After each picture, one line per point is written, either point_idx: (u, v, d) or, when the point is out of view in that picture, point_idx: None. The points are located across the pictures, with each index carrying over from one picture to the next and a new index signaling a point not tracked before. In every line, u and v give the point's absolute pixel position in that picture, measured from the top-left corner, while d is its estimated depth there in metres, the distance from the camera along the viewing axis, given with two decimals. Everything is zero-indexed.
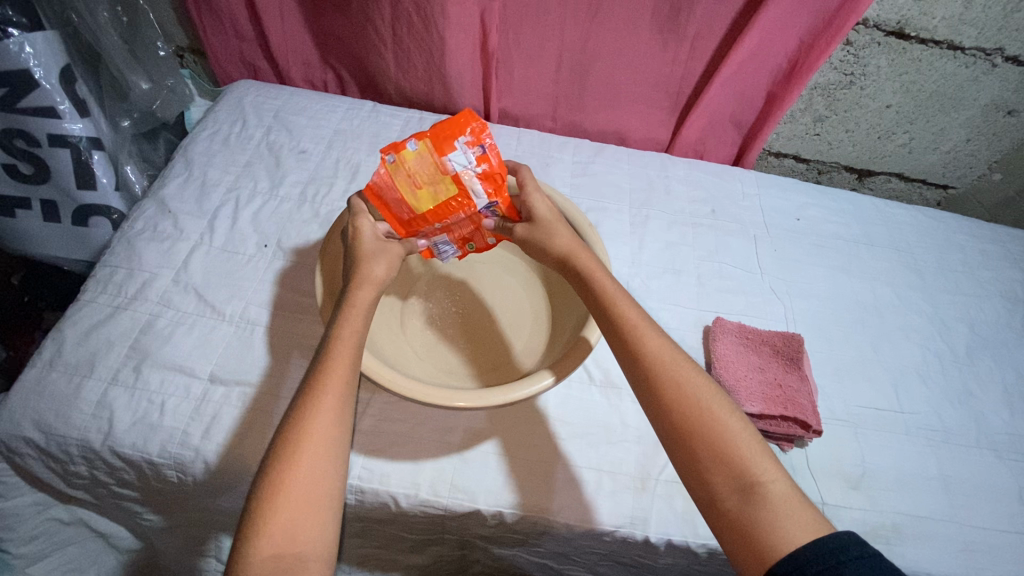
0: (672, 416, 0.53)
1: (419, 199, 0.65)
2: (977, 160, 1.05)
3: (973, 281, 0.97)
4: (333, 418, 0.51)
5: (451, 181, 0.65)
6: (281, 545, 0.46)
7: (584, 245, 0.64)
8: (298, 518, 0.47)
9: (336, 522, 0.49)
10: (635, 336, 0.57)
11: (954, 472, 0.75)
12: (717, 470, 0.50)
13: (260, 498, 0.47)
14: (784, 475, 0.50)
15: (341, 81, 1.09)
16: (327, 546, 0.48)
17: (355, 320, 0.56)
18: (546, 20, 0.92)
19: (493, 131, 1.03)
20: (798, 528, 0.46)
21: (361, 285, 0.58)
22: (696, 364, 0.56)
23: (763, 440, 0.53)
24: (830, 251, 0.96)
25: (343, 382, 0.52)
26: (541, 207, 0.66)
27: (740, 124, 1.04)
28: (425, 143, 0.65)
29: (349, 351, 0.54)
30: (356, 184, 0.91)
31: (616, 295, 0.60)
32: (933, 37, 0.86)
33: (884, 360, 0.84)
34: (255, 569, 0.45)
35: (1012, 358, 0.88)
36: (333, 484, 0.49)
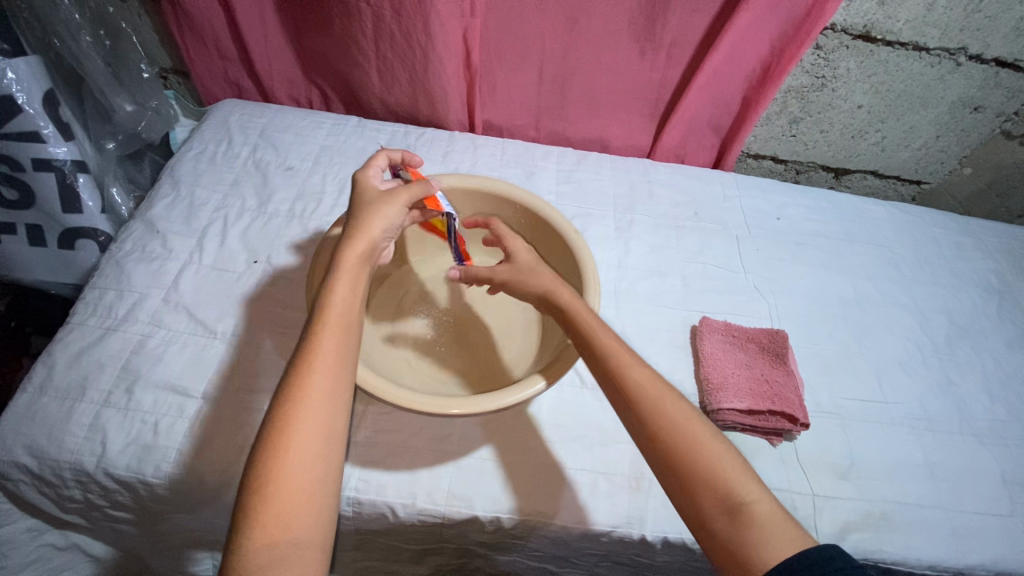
0: (654, 427, 0.54)
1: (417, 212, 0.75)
2: (948, 155, 1.09)
3: (949, 273, 1.00)
4: (326, 393, 0.50)
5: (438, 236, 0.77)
6: (275, 535, 0.45)
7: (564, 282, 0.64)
8: (290, 504, 0.46)
9: (331, 507, 0.49)
10: (610, 358, 0.58)
11: (938, 458, 0.77)
12: (705, 491, 0.51)
13: (249, 487, 0.47)
14: (767, 495, 0.51)
15: (326, 98, 1.10)
16: (323, 530, 0.48)
17: (344, 280, 0.56)
18: (525, 33, 0.94)
19: (478, 141, 1.05)
20: (781, 545, 0.47)
21: (355, 241, 0.58)
22: (678, 391, 0.57)
23: (746, 461, 0.53)
24: (811, 248, 0.99)
25: (333, 348, 0.52)
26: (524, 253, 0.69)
27: (719, 128, 1.07)
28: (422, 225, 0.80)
29: (338, 319, 0.54)
30: (345, 198, 0.92)
31: (593, 322, 0.60)
32: (899, 39, 0.90)
33: (866, 352, 0.87)
34: (248, 558, 0.44)
35: (989, 345, 0.91)
36: (329, 463, 0.49)
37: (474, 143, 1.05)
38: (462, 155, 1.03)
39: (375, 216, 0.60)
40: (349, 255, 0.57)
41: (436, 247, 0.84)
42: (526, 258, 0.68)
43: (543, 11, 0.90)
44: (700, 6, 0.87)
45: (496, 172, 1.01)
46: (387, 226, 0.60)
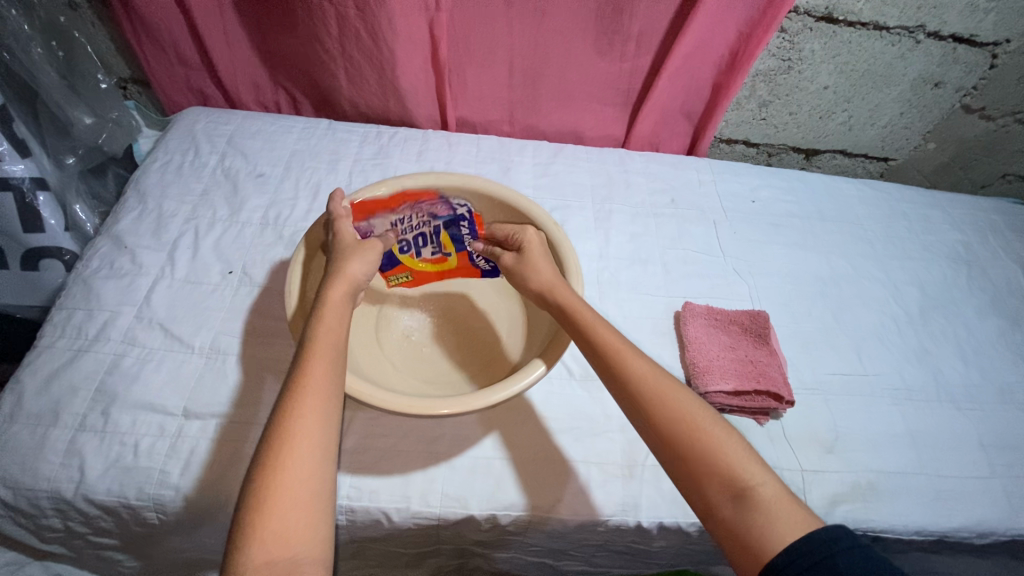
0: (655, 422, 0.55)
1: (405, 259, 0.75)
2: (912, 131, 1.11)
3: (919, 246, 1.03)
4: (320, 413, 0.51)
5: (442, 262, 0.77)
6: (273, 553, 0.44)
7: (563, 280, 0.67)
8: (289, 520, 0.46)
9: (330, 524, 0.48)
10: (611, 355, 0.59)
11: (919, 426, 0.79)
12: (710, 478, 0.51)
13: (246, 506, 0.46)
14: (773, 477, 0.51)
15: (294, 101, 1.08)
16: (323, 546, 0.46)
17: (331, 311, 0.58)
18: (494, 26, 0.94)
19: (452, 139, 1.04)
20: (789, 528, 0.47)
21: (336, 282, 0.61)
22: (678, 382, 0.58)
23: (750, 445, 0.54)
24: (786, 228, 1.01)
25: (325, 372, 0.53)
26: (535, 240, 0.70)
27: (691, 114, 1.09)
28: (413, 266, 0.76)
29: (327, 345, 0.55)
30: (319, 203, 0.90)
31: (594, 322, 0.61)
32: (860, 20, 0.91)
33: (844, 328, 0.88)
34: None
35: (959, 313, 0.94)
36: (324, 481, 0.49)
37: (447, 140, 1.04)
38: (437, 152, 1.02)
39: (353, 258, 0.63)
40: (332, 292, 0.59)
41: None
42: (535, 246, 0.69)
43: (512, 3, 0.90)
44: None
45: (472, 169, 1.00)
46: (366, 267, 0.63)
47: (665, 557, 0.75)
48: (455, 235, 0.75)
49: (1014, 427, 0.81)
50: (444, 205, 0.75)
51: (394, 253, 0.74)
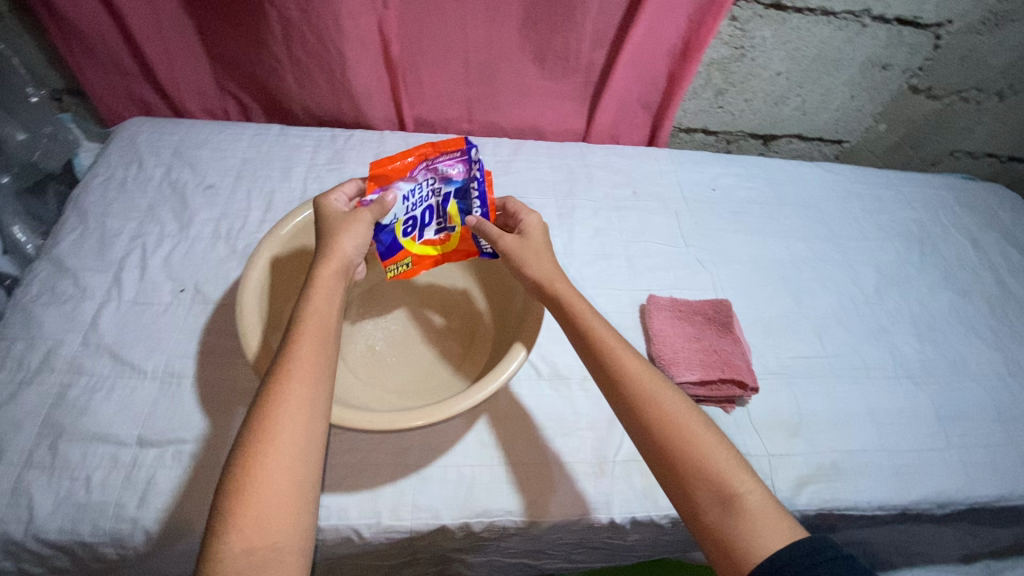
0: (649, 418, 0.54)
1: (407, 242, 0.71)
2: (864, 114, 1.13)
3: (874, 226, 1.05)
4: (305, 398, 0.49)
5: (447, 239, 0.74)
6: (252, 542, 0.43)
7: (562, 274, 0.66)
8: (270, 508, 0.45)
9: (312, 514, 0.47)
10: (606, 352, 0.58)
11: (878, 403, 0.81)
12: (699, 485, 0.51)
13: (227, 492, 0.45)
14: (759, 485, 0.52)
15: (243, 107, 1.04)
16: (304, 536, 0.45)
17: (320, 293, 0.56)
18: (447, 21, 0.92)
19: (409, 139, 1.02)
20: (773, 536, 0.48)
21: (329, 261, 0.60)
22: (672, 384, 0.58)
23: (739, 451, 0.54)
24: (746, 216, 1.02)
25: (313, 357, 0.52)
26: (535, 230, 0.70)
27: (648, 104, 1.09)
28: (413, 249, 0.72)
29: (315, 330, 0.54)
30: (273, 213, 0.87)
31: (590, 317, 0.61)
32: (808, 6, 0.92)
33: (805, 311, 0.90)
34: (224, 566, 0.42)
35: (913, 290, 0.96)
36: (308, 469, 0.47)
37: (405, 141, 1.02)
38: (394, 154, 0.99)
39: (343, 236, 0.62)
40: (324, 270, 0.58)
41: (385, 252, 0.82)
42: (538, 238, 0.69)
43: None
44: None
45: None
46: (359, 244, 0.62)
47: (641, 549, 0.76)
48: (465, 206, 0.72)
49: (967, 398, 0.84)
50: (460, 166, 0.71)
51: (397, 234, 0.71)
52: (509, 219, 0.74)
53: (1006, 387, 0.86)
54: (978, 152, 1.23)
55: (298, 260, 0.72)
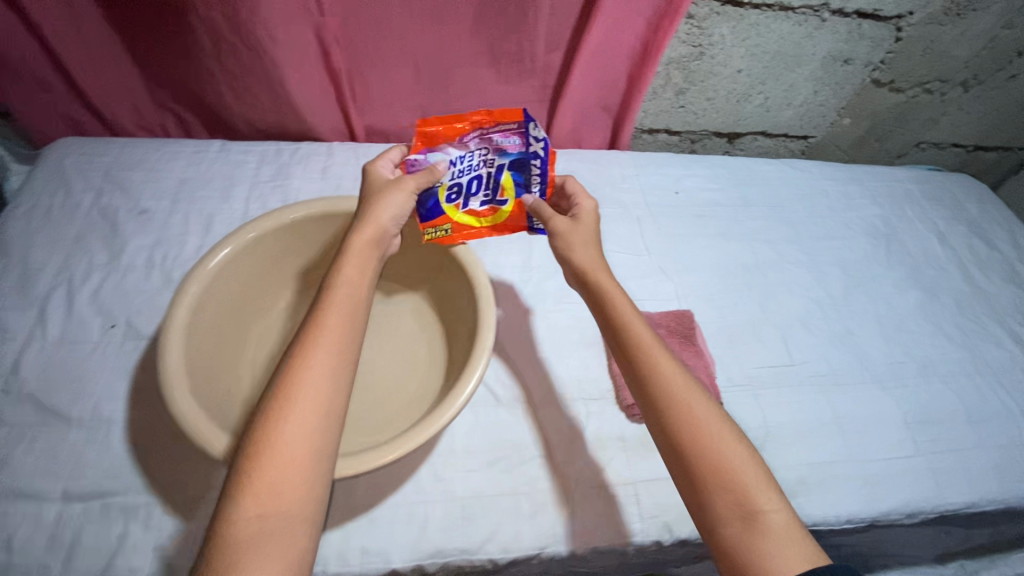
0: (676, 416, 0.55)
1: (449, 208, 0.69)
2: (828, 109, 1.10)
3: (840, 224, 1.04)
4: (326, 367, 0.52)
5: (495, 212, 0.71)
6: (266, 507, 0.46)
7: (604, 266, 0.65)
8: (284, 475, 0.48)
9: (325, 486, 0.49)
10: (640, 351, 0.59)
11: (846, 411, 0.79)
12: (722, 496, 0.51)
13: (246, 456, 0.48)
14: (785, 505, 0.52)
15: (183, 123, 0.99)
16: (313, 507, 0.48)
17: (352, 263, 0.60)
18: (391, 26, 0.87)
19: (359, 151, 0.97)
20: (793, 559, 0.48)
21: (364, 228, 0.62)
22: (706, 392, 0.58)
23: (768, 468, 0.54)
24: (710, 219, 1.00)
25: (337, 330, 0.55)
26: (587, 213, 0.69)
27: (609, 107, 1.05)
28: (456, 216, 0.69)
29: (340, 305, 0.57)
30: (212, 237, 0.82)
31: (628, 315, 0.61)
32: (765, 1, 0.89)
33: (771, 316, 0.88)
34: (239, 528, 0.45)
35: (881, 289, 0.95)
36: (324, 440, 0.50)
37: (355, 152, 0.97)
38: (343, 168, 0.95)
39: (381, 203, 0.63)
40: (356, 239, 0.61)
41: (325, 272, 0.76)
42: (589, 223, 0.68)
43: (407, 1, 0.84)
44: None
45: None
46: (395, 213, 0.64)
47: None
48: (520, 178, 0.69)
49: (935, 401, 0.82)
50: (516, 138, 0.67)
51: (440, 198, 0.69)
52: (563, 201, 0.73)
53: (973, 387, 0.85)
54: (943, 143, 1.21)
55: (229, 295, 0.65)
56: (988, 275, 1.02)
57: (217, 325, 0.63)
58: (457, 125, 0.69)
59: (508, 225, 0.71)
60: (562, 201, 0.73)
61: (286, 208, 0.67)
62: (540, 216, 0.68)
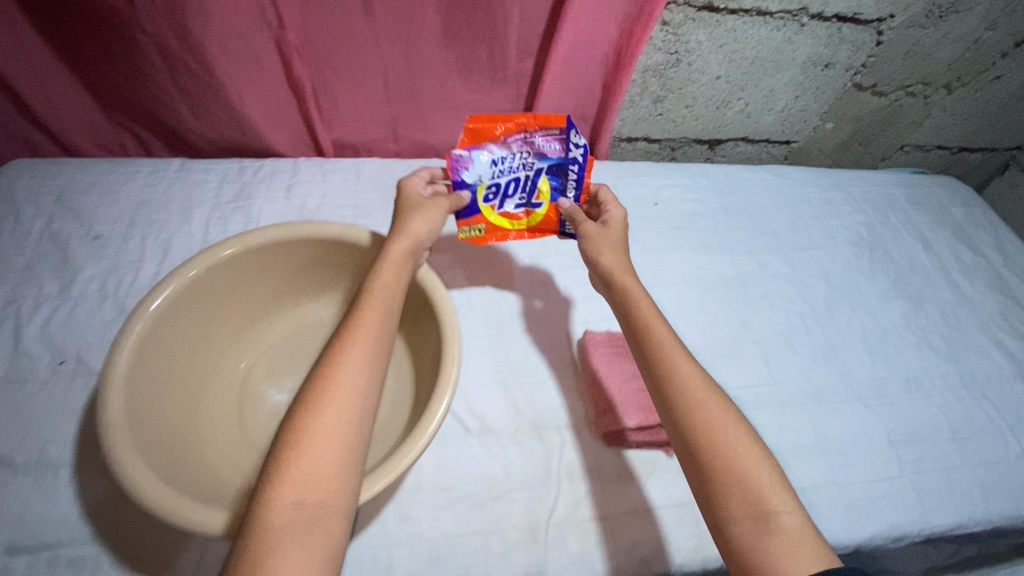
0: (691, 413, 0.55)
1: (485, 207, 0.75)
2: (809, 114, 1.08)
3: (823, 233, 1.01)
4: (361, 361, 0.54)
5: (529, 214, 0.76)
6: (301, 495, 0.46)
7: (628, 269, 0.67)
8: (320, 463, 0.48)
9: (356, 479, 0.49)
10: (658, 350, 0.59)
11: (828, 431, 0.77)
12: (733, 494, 0.50)
13: (284, 442, 0.49)
14: (799, 508, 0.50)
15: (142, 141, 0.94)
16: (346, 500, 0.48)
17: (389, 266, 0.63)
18: (354, 38, 0.84)
19: (326, 167, 0.94)
20: (807, 561, 0.46)
21: (398, 237, 0.66)
22: (723, 396, 0.57)
23: (782, 470, 0.52)
24: (690, 230, 0.97)
25: (374, 328, 0.57)
26: (615, 219, 0.72)
27: (585, 116, 1.02)
28: (490, 216, 0.75)
29: (376, 304, 0.59)
30: (170, 263, 0.79)
31: (647, 315, 0.62)
32: (741, 7, 0.86)
33: (751, 333, 0.86)
34: (273, 514, 0.45)
35: (865, 301, 0.93)
36: (357, 432, 0.50)
37: (322, 169, 0.94)
38: (309, 185, 0.91)
39: (417, 215, 0.68)
40: (393, 245, 0.65)
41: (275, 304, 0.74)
42: (616, 228, 0.71)
43: (370, 12, 0.80)
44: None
45: (350, 201, 0.91)
46: (428, 224, 0.68)
47: None
48: (557, 183, 0.74)
49: (920, 418, 0.80)
50: (557, 144, 0.73)
51: (478, 197, 0.74)
52: (595, 209, 0.77)
53: (959, 402, 0.83)
54: (928, 145, 1.19)
55: (177, 337, 0.63)
56: (974, 282, 1.00)
57: (161, 368, 0.60)
58: (503, 125, 0.72)
59: (542, 227, 0.77)
60: (594, 209, 0.77)
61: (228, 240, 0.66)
62: (573, 220, 0.72)
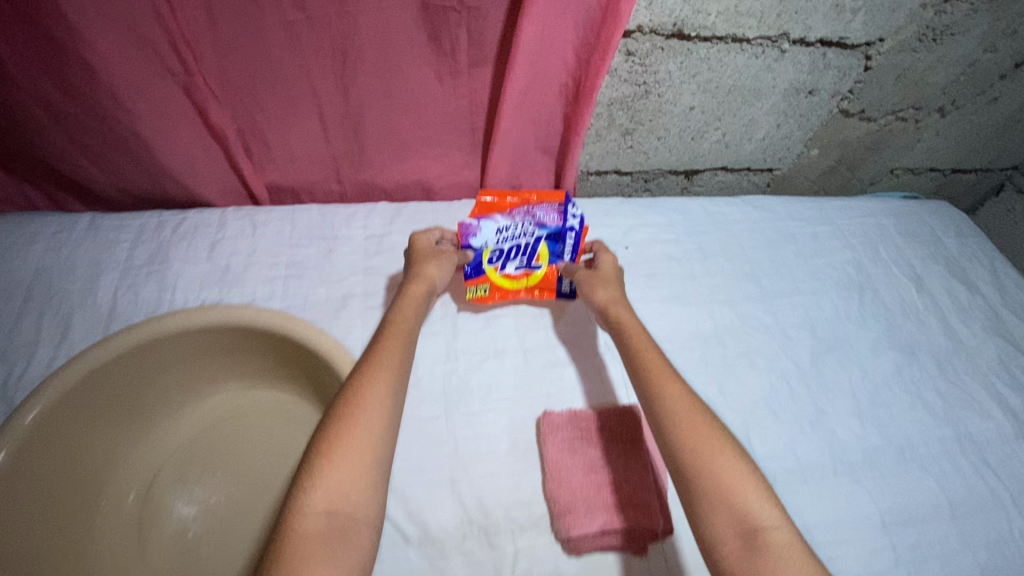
0: (679, 431, 0.57)
1: (491, 268, 0.79)
2: (793, 141, 0.99)
3: (809, 275, 0.93)
4: (387, 382, 0.58)
5: (528, 275, 0.80)
6: (335, 504, 0.50)
7: (622, 302, 0.73)
8: (350, 475, 0.51)
9: (381, 493, 0.53)
10: (649, 376, 0.63)
11: (816, 517, 0.69)
12: (720, 512, 0.52)
13: (318, 452, 0.52)
14: (788, 525, 0.51)
15: (48, 194, 0.84)
16: (373, 512, 0.51)
17: (410, 301, 0.70)
18: (281, 78, 0.74)
19: (257, 218, 0.84)
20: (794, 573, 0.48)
21: (417, 281, 0.72)
22: (711, 414, 0.60)
23: (769, 485, 0.54)
24: (663, 278, 0.89)
25: (398, 354, 0.62)
26: (609, 265, 0.78)
27: (548, 150, 0.92)
28: (496, 278, 0.79)
29: (398, 333, 0.65)
30: (68, 345, 0.69)
31: (639, 343, 0.67)
32: (715, 34, 0.77)
33: (731, 399, 0.77)
34: (308, 522, 0.48)
35: (854, 354, 0.85)
36: (382, 449, 0.54)
37: (253, 221, 0.84)
38: (236, 241, 0.81)
39: (431, 263, 0.75)
40: (413, 287, 0.71)
41: (176, 399, 0.72)
42: (609, 272, 0.77)
43: (297, 50, 0.71)
44: (480, 12, 0.70)
45: (283, 256, 0.81)
46: (442, 273, 0.75)
47: None
48: (555, 248, 0.81)
49: (915, 493, 0.73)
50: (555, 216, 0.82)
51: (484, 259, 0.79)
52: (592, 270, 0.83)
53: (956, 471, 0.76)
54: (919, 168, 1.11)
55: (66, 443, 0.62)
56: (970, 325, 0.92)
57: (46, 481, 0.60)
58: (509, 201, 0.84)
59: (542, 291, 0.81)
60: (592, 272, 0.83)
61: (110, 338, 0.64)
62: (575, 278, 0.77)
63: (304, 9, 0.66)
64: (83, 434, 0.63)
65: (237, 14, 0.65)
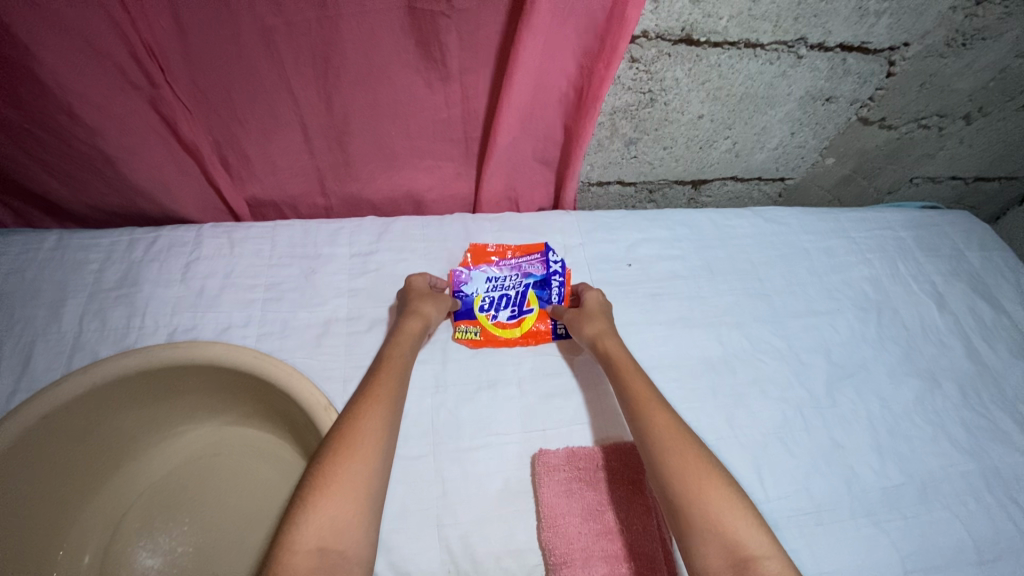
0: (666, 460, 0.56)
1: (481, 315, 0.76)
2: (808, 149, 0.93)
3: (824, 294, 0.88)
4: (382, 415, 0.56)
5: (520, 324, 0.77)
6: (327, 542, 0.46)
7: (611, 332, 0.71)
8: (344, 510, 0.48)
9: (374, 532, 0.49)
10: (637, 406, 0.61)
11: (832, 564, 0.64)
12: (710, 545, 0.50)
13: (310, 484, 0.49)
14: (781, 554, 0.49)
15: (16, 211, 0.79)
16: (366, 553, 0.48)
17: (405, 337, 0.67)
18: (258, 89, 0.69)
19: (235, 236, 0.79)
20: None
21: (414, 316, 0.70)
22: (700, 441, 0.58)
23: (759, 513, 0.52)
24: (668, 299, 0.83)
25: (393, 387, 0.60)
26: (595, 301, 0.75)
27: (546, 161, 0.87)
28: (487, 326, 0.76)
29: (393, 367, 0.63)
30: (30, 377, 0.65)
31: (629, 373, 0.65)
32: (727, 39, 0.72)
33: (741, 432, 0.72)
34: (296, 562, 0.45)
35: (872, 381, 0.80)
36: (378, 484, 0.51)
37: (231, 238, 0.78)
38: (212, 262, 0.76)
39: (429, 299, 0.72)
40: (408, 323, 0.68)
41: (154, 432, 0.73)
42: (596, 308, 0.74)
43: (274, 59, 0.65)
44: (471, 16, 0.64)
45: (263, 278, 0.76)
46: (440, 310, 0.72)
47: None
48: (544, 293, 0.79)
49: (938, 536, 0.68)
50: (539, 266, 0.81)
51: (474, 306, 0.77)
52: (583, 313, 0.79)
53: (981, 510, 0.71)
54: (941, 177, 1.05)
55: (32, 485, 0.62)
56: (995, 348, 0.87)
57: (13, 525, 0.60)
58: (494, 251, 0.82)
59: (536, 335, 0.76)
60: None
61: (74, 374, 0.63)
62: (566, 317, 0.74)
63: (279, 13, 0.61)
64: (54, 470, 0.64)
65: (206, 20, 0.60)
